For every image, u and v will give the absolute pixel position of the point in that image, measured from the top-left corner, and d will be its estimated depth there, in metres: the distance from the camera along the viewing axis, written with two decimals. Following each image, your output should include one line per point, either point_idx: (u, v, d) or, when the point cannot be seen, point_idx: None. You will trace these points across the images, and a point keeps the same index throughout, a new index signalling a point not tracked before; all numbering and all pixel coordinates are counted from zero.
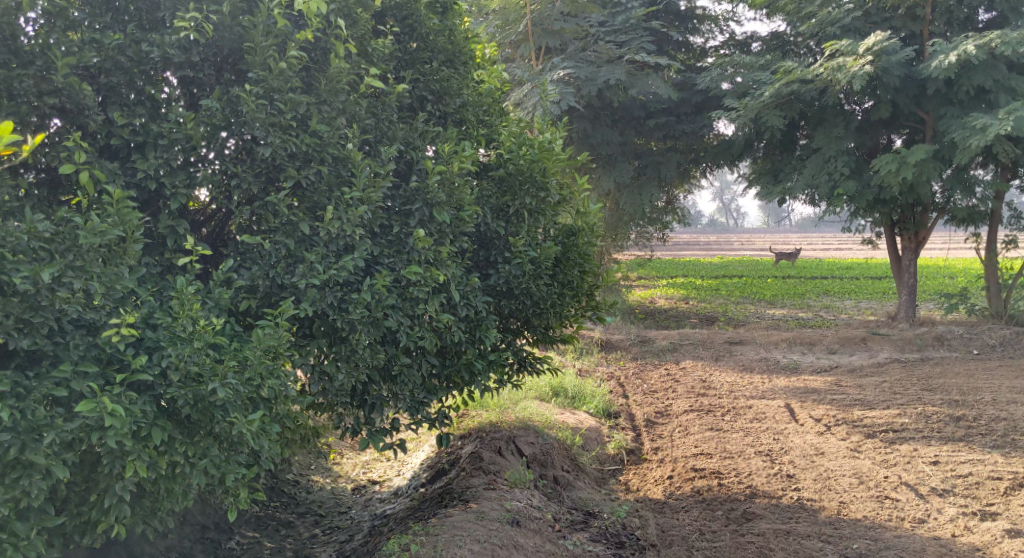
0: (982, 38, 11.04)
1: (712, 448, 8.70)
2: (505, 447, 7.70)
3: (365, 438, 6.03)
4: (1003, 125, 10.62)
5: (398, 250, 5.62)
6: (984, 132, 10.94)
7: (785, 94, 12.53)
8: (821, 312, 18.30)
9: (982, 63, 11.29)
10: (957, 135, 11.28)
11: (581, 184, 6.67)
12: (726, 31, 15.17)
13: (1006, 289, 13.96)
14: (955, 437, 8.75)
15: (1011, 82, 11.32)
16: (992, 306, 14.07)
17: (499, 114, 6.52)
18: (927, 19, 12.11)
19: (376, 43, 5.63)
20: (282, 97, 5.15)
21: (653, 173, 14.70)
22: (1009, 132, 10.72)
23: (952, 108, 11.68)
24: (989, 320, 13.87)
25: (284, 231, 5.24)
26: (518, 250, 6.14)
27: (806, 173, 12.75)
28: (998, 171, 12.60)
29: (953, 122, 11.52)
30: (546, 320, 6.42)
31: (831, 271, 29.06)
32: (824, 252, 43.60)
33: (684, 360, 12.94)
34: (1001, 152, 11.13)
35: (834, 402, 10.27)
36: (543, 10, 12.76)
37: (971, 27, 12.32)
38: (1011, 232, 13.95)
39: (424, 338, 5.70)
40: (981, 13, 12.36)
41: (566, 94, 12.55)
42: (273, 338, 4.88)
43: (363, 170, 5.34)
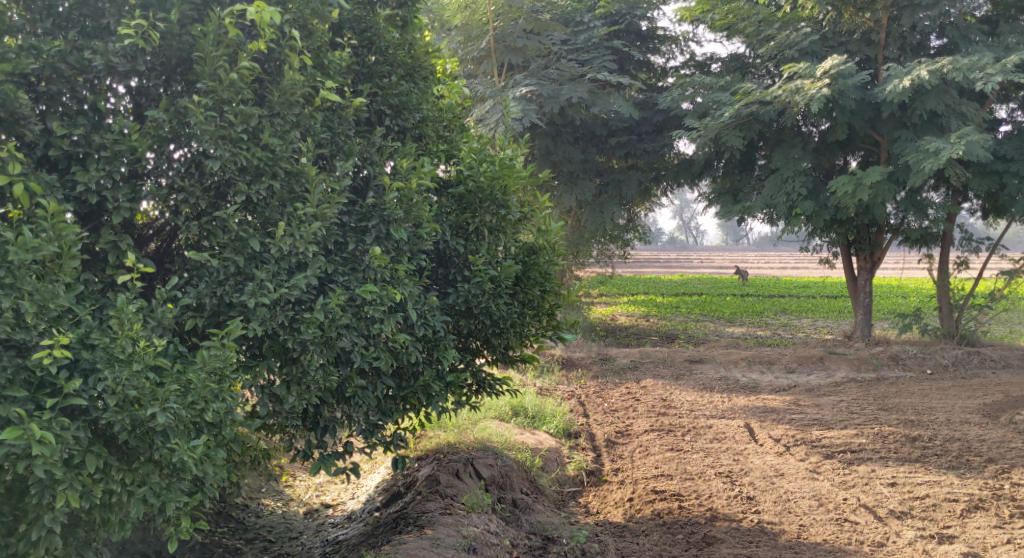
0: (936, 63, 11.10)
1: (672, 468, 8.59)
2: (462, 469, 7.50)
3: (317, 462, 5.83)
4: (955, 149, 10.69)
5: (353, 267, 5.44)
6: (937, 156, 11.00)
7: (744, 114, 12.55)
8: (780, 330, 18.35)
9: (935, 88, 11.37)
10: (911, 158, 11.33)
11: (542, 201, 6.55)
12: (686, 51, 15.19)
13: (959, 309, 14.06)
14: (912, 458, 8.72)
15: (963, 107, 11.42)
16: (946, 326, 14.16)
17: (460, 129, 6.36)
18: (882, 44, 12.20)
19: (333, 55, 5.45)
20: (232, 109, 4.98)
21: (614, 191, 14.55)
22: (961, 156, 10.80)
23: (906, 131, 11.76)
24: (943, 340, 13.97)
25: (233, 247, 5.05)
26: (477, 269, 5.99)
27: (765, 193, 12.76)
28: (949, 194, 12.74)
29: (908, 144, 11.60)
30: (506, 340, 6.27)
31: (790, 290, 29.25)
32: (782, 271, 43.94)
33: (645, 378, 12.86)
34: (954, 174, 11.22)
35: (793, 422, 10.22)
36: (506, 27, 12.65)
37: (923, 52, 12.38)
38: (963, 253, 14.07)
39: (379, 358, 5.54)
40: (932, 40, 12.40)
41: (528, 111, 12.46)
42: (219, 361, 4.70)
43: (317, 186, 5.16)
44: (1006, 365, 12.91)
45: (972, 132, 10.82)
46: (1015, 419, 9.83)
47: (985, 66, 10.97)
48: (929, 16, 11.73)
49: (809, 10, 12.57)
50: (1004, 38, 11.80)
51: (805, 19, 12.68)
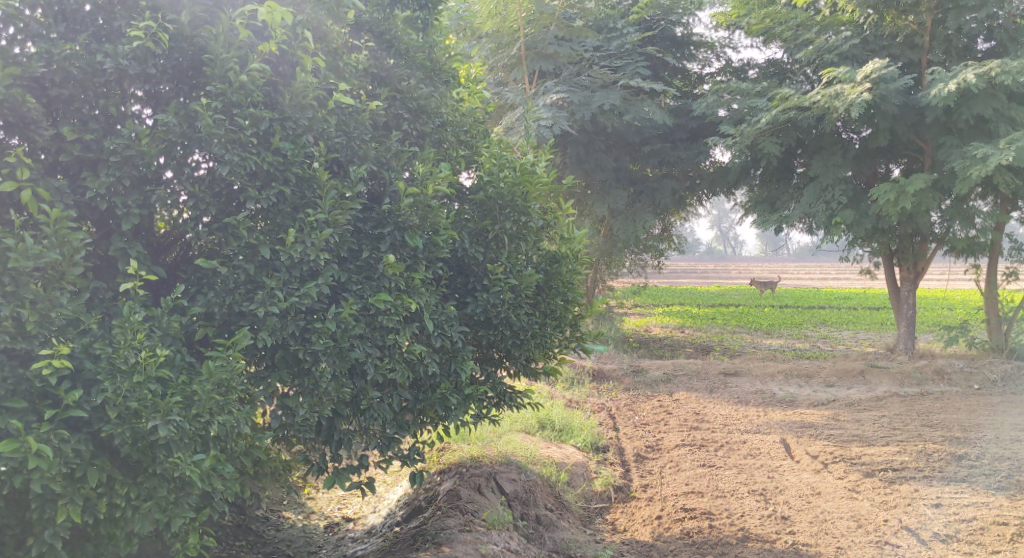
0: (982, 67, 10.76)
1: (704, 485, 8.32)
2: (484, 485, 7.31)
3: (331, 476, 5.68)
4: (1004, 155, 10.35)
5: (367, 276, 5.29)
6: (985, 162, 10.66)
7: (781, 121, 12.25)
8: (819, 343, 17.94)
9: (982, 92, 11.02)
10: (956, 164, 11.02)
11: (565, 209, 6.39)
12: (722, 58, 14.89)
13: (1007, 321, 13.61)
14: (957, 478, 8.38)
15: (1012, 111, 11.02)
16: (992, 339, 13.72)
17: (482, 135, 6.21)
18: (926, 48, 11.85)
19: (348, 57, 5.31)
20: (242, 113, 4.86)
21: (648, 200, 14.35)
22: (1009, 162, 10.44)
23: (951, 138, 11.40)
24: (990, 354, 13.53)
25: (243, 255, 4.94)
26: (496, 278, 5.82)
27: (803, 202, 12.48)
28: (997, 203, 12.32)
29: (953, 151, 11.25)
30: (526, 352, 6.08)
31: (830, 301, 28.72)
32: (822, 282, 43.24)
33: (678, 391, 12.58)
34: (1002, 182, 10.85)
35: (831, 438, 9.89)
36: (537, 33, 12.54)
37: (969, 56, 11.99)
38: (1011, 264, 13.65)
39: (395, 370, 5.36)
40: (980, 43, 12.01)
41: (558, 118, 12.26)
42: (224, 372, 4.65)
43: (329, 192, 5.05)
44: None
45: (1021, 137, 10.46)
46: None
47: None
48: (976, 19, 11.37)
49: (848, 14, 12.26)
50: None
51: (845, 23, 12.36)
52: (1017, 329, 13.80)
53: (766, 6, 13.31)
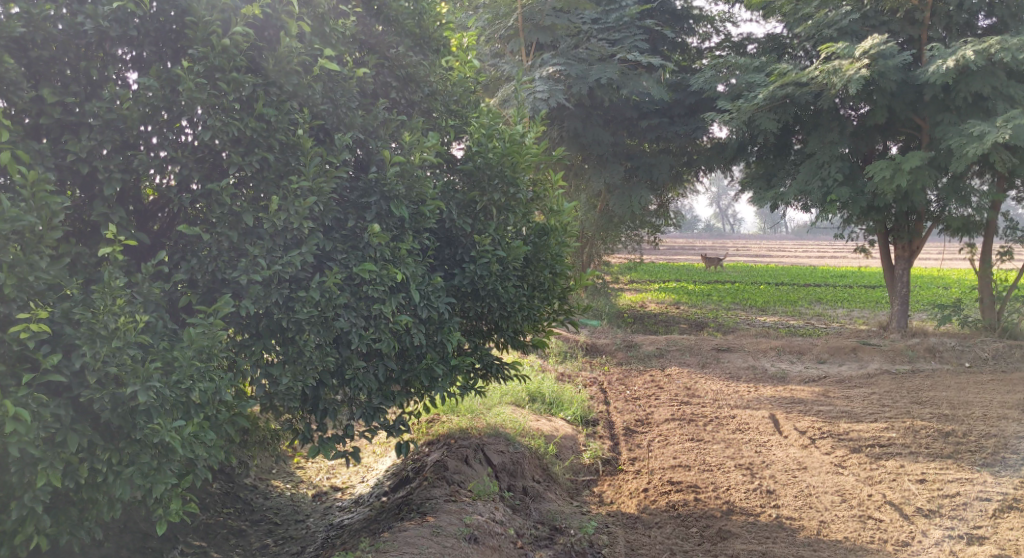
0: (981, 43, 10.68)
1: (691, 459, 8.34)
2: (472, 456, 7.28)
3: (315, 446, 5.65)
4: (1000, 133, 10.29)
5: (353, 245, 5.25)
6: (981, 140, 10.61)
7: (778, 97, 12.17)
8: (812, 320, 17.95)
9: (981, 70, 10.94)
10: (953, 142, 10.96)
11: (556, 180, 6.34)
12: (722, 32, 14.80)
13: (1000, 301, 13.60)
14: (943, 454, 8.41)
15: (1010, 90, 10.95)
16: (984, 318, 13.71)
17: (472, 105, 6.15)
18: (925, 24, 11.75)
19: (334, 22, 5.27)
20: (224, 77, 4.81)
21: (646, 175, 14.23)
22: (1006, 140, 10.39)
23: (948, 115, 11.34)
24: (982, 333, 13.54)
25: (227, 222, 4.90)
26: (484, 249, 5.77)
27: (799, 179, 12.40)
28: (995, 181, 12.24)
29: (950, 129, 11.20)
30: (513, 324, 6.04)
31: (824, 279, 28.73)
32: (819, 260, 43.20)
33: (670, 366, 12.60)
34: (998, 160, 10.79)
35: (819, 414, 9.90)
36: (535, 5, 12.36)
37: (969, 33, 11.89)
38: (1006, 243, 13.62)
39: (380, 340, 5.35)
40: (979, 20, 11.93)
41: (555, 91, 12.14)
42: (206, 339, 4.67)
43: (313, 159, 5.02)
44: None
45: (1019, 115, 10.40)
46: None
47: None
48: None
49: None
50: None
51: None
52: (1010, 308, 13.79)
53: None
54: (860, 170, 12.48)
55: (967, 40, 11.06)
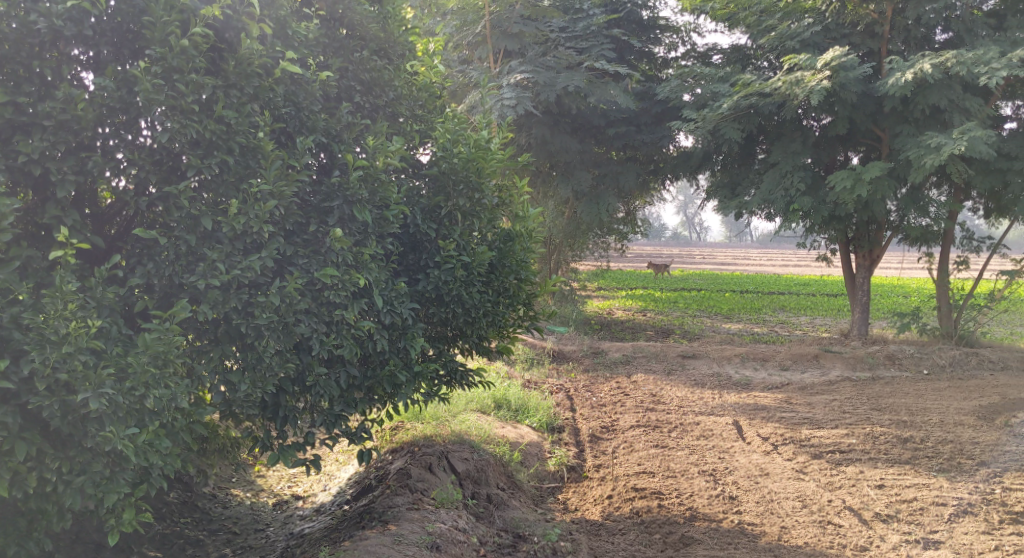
0: (939, 56, 10.79)
1: (655, 466, 8.34)
2: (436, 463, 7.23)
3: (275, 453, 5.57)
4: (957, 144, 10.41)
5: (315, 250, 5.18)
6: (938, 151, 10.73)
7: (742, 107, 12.26)
8: (776, 328, 18.07)
9: (939, 82, 11.06)
10: (911, 153, 11.07)
11: (522, 186, 6.32)
12: (688, 43, 14.86)
13: (958, 309, 13.77)
14: (901, 460, 8.48)
15: (967, 102, 11.07)
16: (942, 325, 13.87)
17: (438, 110, 6.11)
18: (885, 37, 11.87)
19: (297, 25, 5.22)
20: (183, 78, 4.74)
21: (612, 183, 14.25)
22: (962, 152, 10.51)
23: (907, 127, 11.47)
24: (940, 340, 13.70)
25: (185, 226, 4.82)
26: (448, 254, 5.73)
27: (763, 188, 12.48)
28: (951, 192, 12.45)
29: (909, 140, 11.31)
30: (478, 329, 5.99)
31: (788, 287, 28.99)
32: (783, 268, 43.55)
33: (636, 373, 12.61)
34: (955, 171, 10.92)
35: (782, 420, 9.95)
36: (503, 12, 12.35)
37: (928, 46, 12.02)
38: (964, 252, 13.79)
39: (342, 346, 5.29)
40: (937, 34, 12.05)
41: (523, 99, 12.08)
42: (161, 344, 4.59)
43: (274, 162, 4.95)
44: (1004, 368, 12.60)
45: (975, 128, 10.51)
46: (1011, 422, 9.64)
47: (991, 61, 10.63)
48: (935, 8, 11.37)
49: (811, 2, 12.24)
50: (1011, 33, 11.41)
51: (807, 11, 12.37)
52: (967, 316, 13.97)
53: None
54: (823, 179, 12.58)
55: (925, 52, 11.18)
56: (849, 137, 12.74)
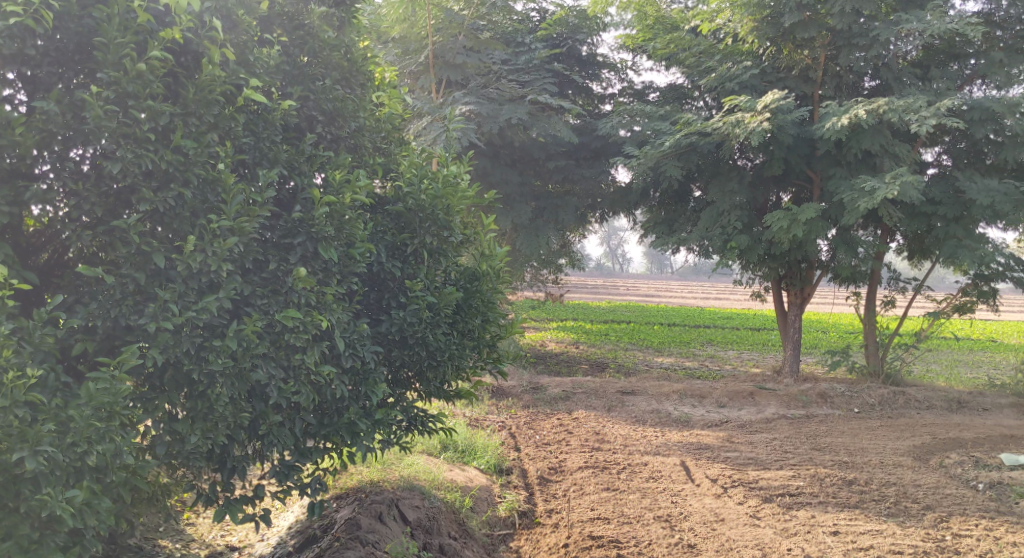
0: (872, 103, 10.67)
1: (609, 511, 8.11)
2: (386, 512, 6.89)
3: (220, 508, 5.15)
4: (889, 189, 10.30)
5: (274, 290, 4.85)
6: (871, 195, 10.63)
7: (683, 145, 12.12)
8: (707, 362, 18.07)
9: (870, 127, 11.02)
10: (845, 196, 11.00)
11: (487, 224, 6.07)
12: (625, 80, 14.87)
13: (886, 347, 13.80)
14: (851, 504, 8.37)
15: (896, 148, 11.07)
16: (868, 364, 13.86)
17: (399, 142, 5.84)
18: (817, 82, 11.82)
19: (259, 51, 4.93)
20: (138, 105, 4.38)
21: (551, 216, 14.04)
22: (894, 197, 10.43)
23: (839, 170, 11.47)
24: (868, 379, 13.69)
25: (134, 263, 4.46)
26: (415, 295, 5.45)
27: (699, 226, 12.48)
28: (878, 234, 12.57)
29: (842, 182, 11.28)
30: (441, 373, 5.71)
31: (713, 320, 29.22)
32: (706, 302, 43.98)
33: (576, 410, 12.34)
34: (887, 216, 10.86)
35: (726, 460, 9.80)
36: (445, 42, 11.75)
37: (857, 94, 12.02)
38: (890, 292, 13.83)
39: (299, 394, 4.95)
40: (867, 80, 12.06)
41: (468, 130, 11.79)
42: (107, 395, 4.24)
43: (235, 196, 4.58)
44: (929, 407, 12.67)
45: (906, 173, 10.47)
46: (945, 462, 9.56)
47: (920, 109, 10.55)
48: (864, 58, 11.23)
49: (748, 45, 12.03)
50: (935, 84, 11.34)
51: (744, 54, 12.23)
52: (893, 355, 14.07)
53: (671, 30, 12.96)
54: (757, 219, 12.59)
55: (859, 98, 11.14)
56: (781, 177, 12.75)
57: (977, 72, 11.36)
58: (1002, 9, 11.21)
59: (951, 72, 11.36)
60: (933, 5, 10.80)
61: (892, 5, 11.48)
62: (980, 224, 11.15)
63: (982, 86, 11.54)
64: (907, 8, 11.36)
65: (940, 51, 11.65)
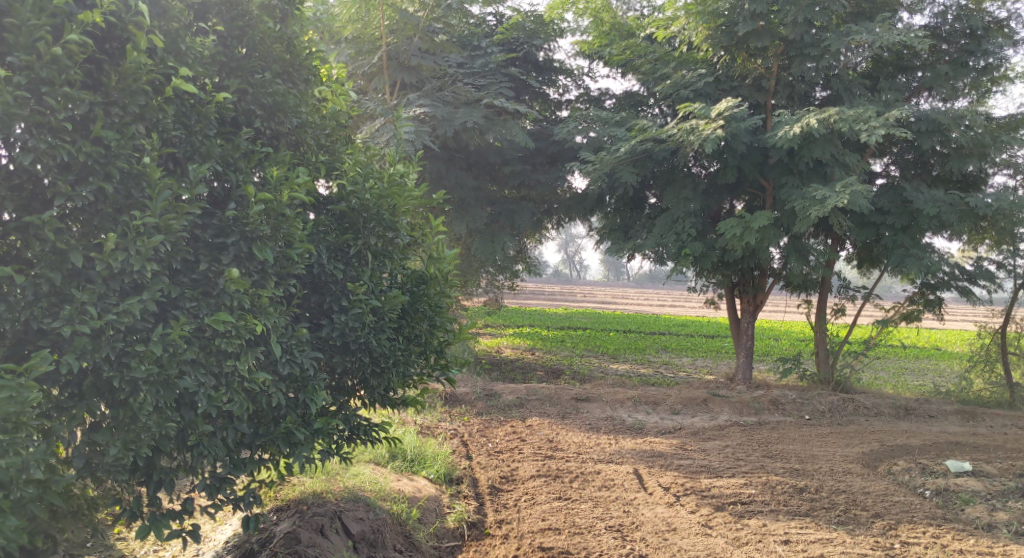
0: (824, 111, 10.59)
1: (560, 521, 7.91)
2: (328, 525, 6.63)
3: (145, 524, 4.89)
4: (840, 197, 10.22)
5: (205, 291, 4.58)
6: (823, 203, 10.55)
7: (639, 151, 11.98)
8: (662, 369, 17.97)
9: (822, 136, 10.94)
10: (797, 204, 10.90)
11: (435, 225, 5.84)
12: (581, 86, 14.71)
13: (836, 354, 13.76)
14: (802, 512, 8.25)
15: (847, 157, 11.02)
16: (820, 372, 13.83)
17: (344, 141, 5.58)
18: (771, 90, 11.73)
19: (191, 39, 4.68)
20: (53, 92, 4.12)
21: (507, 222, 13.82)
22: (845, 205, 10.36)
23: (792, 178, 11.34)
24: (819, 387, 13.66)
25: (50, 262, 4.19)
26: (358, 298, 5.20)
27: (654, 233, 12.27)
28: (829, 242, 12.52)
29: (795, 191, 11.17)
30: (386, 381, 5.45)
31: (670, 328, 29.20)
32: (661, 309, 44.07)
33: (530, 417, 12.13)
34: (837, 224, 10.78)
35: (680, 469, 9.64)
36: (400, 44, 11.43)
37: (809, 103, 11.95)
38: (842, 300, 13.67)
39: (231, 402, 4.69)
40: (818, 91, 11.96)
41: (422, 132, 11.47)
42: (13, 405, 4.00)
43: (161, 192, 4.32)
44: (879, 414, 12.65)
45: (857, 181, 10.39)
46: (893, 469, 9.49)
47: (870, 120, 10.48)
48: (817, 67, 11.17)
49: (703, 52, 11.90)
50: (885, 94, 11.26)
51: (700, 61, 12.10)
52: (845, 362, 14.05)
53: (627, 37, 12.80)
54: (712, 226, 12.49)
55: (813, 105, 11.05)
56: (735, 184, 12.65)
57: (923, 85, 11.30)
58: (947, 23, 11.20)
59: (898, 84, 11.32)
60: (883, 16, 10.74)
61: (843, 15, 11.41)
62: (927, 234, 11.12)
63: (929, 98, 11.50)
64: (857, 20, 11.27)
65: (888, 62, 11.54)
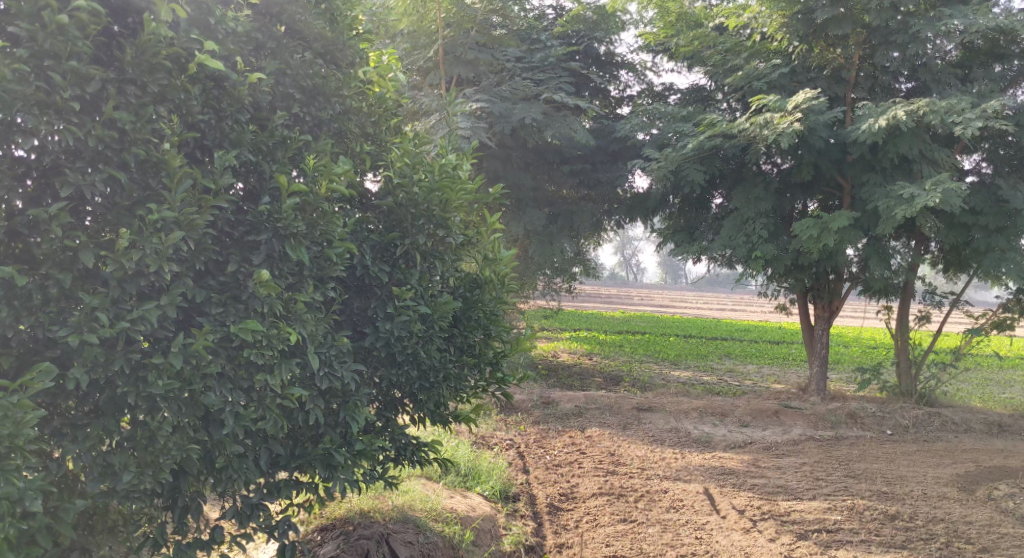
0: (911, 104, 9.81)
1: (627, 548, 7.26)
2: (374, 550, 6.05)
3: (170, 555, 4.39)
4: (930, 196, 9.40)
5: (233, 297, 4.11)
6: (910, 203, 9.73)
7: (707, 148, 11.30)
8: (726, 377, 17.13)
9: (909, 131, 10.14)
10: (880, 204, 10.09)
11: (491, 222, 5.28)
12: (644, 81, 14.03)
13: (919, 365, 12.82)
14: (897, 544, 7.49)
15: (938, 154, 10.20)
16: (902, 384, 12.90)
17: (393, 129, 5.02)
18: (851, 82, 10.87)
19: (223, 14, 4.20)
20: (61, 68, 3.73)
21: (566, 222, 13.15)
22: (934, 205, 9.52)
23: (873, 176, 10.51)
24: (899, 399, 12.71)
25: (58, 261, 3.80)
26: (404, 304, 4.64)
27: (722, 235, 11.55)
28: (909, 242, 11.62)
29: (876, 189, 10.34)
30: (436, 396, 4.89)
31: (733, 333, 28.16)
32: (719, 312, 42.83)
33: (590, 427, 11.48)
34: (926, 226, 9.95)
35: (754, 489, 8.92)
36: (457, 37, 10.59)
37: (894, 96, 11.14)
38: (926, 307, 12.76)
39: (265, 420, 4.19)
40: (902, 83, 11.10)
41: (478, 128, 10.76)
42: (6, 426, 3.62)
43: (181, 182, 3.93)
44: (968, 430, 11.75)
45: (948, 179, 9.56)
46: (994, 495, 8.67)
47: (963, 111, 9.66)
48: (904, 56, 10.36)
49: (778, 43, 11.14)
50: (978, 85, 10.40)
51: (774, 52, 11.35)
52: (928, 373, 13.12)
53: (695, 27, 12.05)
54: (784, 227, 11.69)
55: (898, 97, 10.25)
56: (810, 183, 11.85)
57: None
58: None
59: (995, 74, 10.42)
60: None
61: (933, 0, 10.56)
62: None
63: None
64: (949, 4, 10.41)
65: (983, 51, 10.68)
